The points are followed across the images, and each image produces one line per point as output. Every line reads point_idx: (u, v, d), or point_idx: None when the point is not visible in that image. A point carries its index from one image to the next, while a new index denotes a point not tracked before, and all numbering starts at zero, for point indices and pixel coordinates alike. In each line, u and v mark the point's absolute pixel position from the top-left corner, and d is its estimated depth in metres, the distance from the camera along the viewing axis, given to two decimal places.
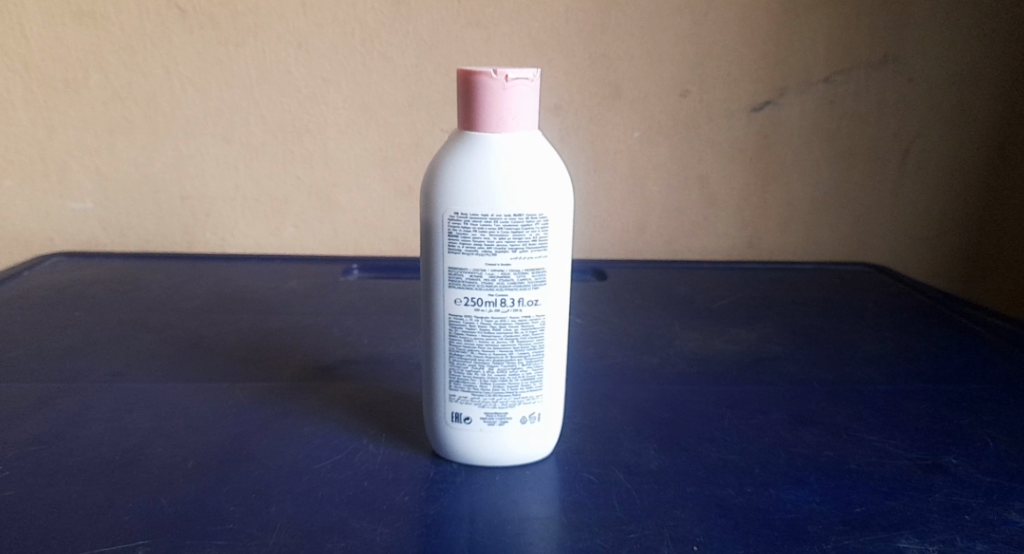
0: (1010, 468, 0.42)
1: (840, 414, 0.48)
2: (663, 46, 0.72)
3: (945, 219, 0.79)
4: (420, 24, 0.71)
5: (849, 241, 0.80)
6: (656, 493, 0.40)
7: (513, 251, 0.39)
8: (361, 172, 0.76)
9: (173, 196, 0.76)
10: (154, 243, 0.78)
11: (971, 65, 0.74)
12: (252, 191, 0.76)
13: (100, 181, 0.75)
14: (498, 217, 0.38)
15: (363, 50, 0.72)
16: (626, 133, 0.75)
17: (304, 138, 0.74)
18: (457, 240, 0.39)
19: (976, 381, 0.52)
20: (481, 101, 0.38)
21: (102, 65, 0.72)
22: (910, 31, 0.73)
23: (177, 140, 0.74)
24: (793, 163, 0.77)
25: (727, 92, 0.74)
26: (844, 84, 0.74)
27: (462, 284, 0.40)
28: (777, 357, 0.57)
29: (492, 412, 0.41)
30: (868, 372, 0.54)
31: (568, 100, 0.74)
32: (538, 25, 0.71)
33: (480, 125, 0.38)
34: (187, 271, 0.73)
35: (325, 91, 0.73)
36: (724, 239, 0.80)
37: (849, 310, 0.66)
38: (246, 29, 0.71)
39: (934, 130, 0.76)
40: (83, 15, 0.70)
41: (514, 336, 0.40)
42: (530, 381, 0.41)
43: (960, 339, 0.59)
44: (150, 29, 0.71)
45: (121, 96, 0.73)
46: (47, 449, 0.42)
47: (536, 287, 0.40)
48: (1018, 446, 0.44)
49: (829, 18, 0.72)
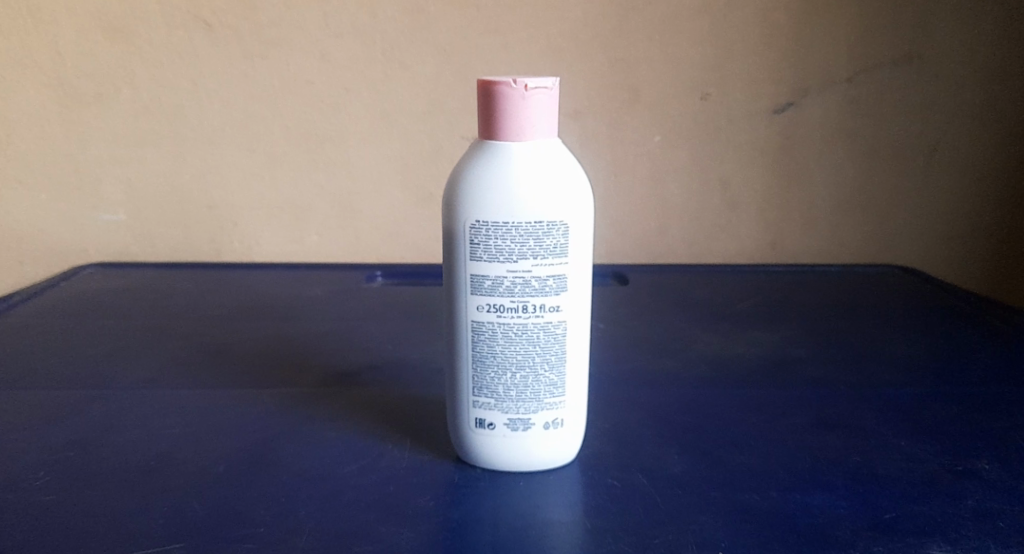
0: None
1: (865, 418, 0.48)
2: (683, 50, 0.72)
3: (970, 219, 0.78)
4: (439, 33, 0.72)
5: (872, 242, 0.80)
6: (681, 498, 0.40)
7: (533, 258, 0.39)
8: (382, 181, 0.77)
9: (200, 206, 0.77)
10: (180, 252, 0.79)
11: (995, 63, 0.73)
12: (276, 200, 0.77)
13: (129, 192, 0.77)
14: (519, 224, 0.39)
15: (384, 59, 0.73)
16: (646, 137, 0.75)
17: (326, 147, 0.75)
18: (478, 248, 0.39)
19: (1004, 384, 0.52)
20: (500, 110, 0.38)
21: (130, 78, 0.73)
22: (932, 30, 0.72)
23: (203, 151, 0.75)
24: (815, 164, 0.76)
25: (747, 95, 0.74)
26: (866, 84, 0.74)
27: (484, 290, 0.40)
28: (800, 361, 0.56)
29: (515, 417, 0.41)
30: (893, 374, 0.54)
31: (587, 105, 0.74)
32: (556, 32, 0.72)
33: (499, 134, 0.39)
34: (213, 279, 0.74)
35: (347, 101, 0.74)
36: (745, 243, 0.79)
37: (873, 313, 0.66)
38: (268, 42, 0.72)
39: (959, 130, 0.75)
40: (111, 30, 0.72)
41: (535, 342, 0.41)
42: (552, 387, 0.41)
43: (989, 340, 0.59)
44: (176, 42, 0.72)
45: (148, 108, 0.74)
46: (81, 455, 0.43)
47: (557, 293, 0.40)
48: None
49: (849, 19, 0.71)
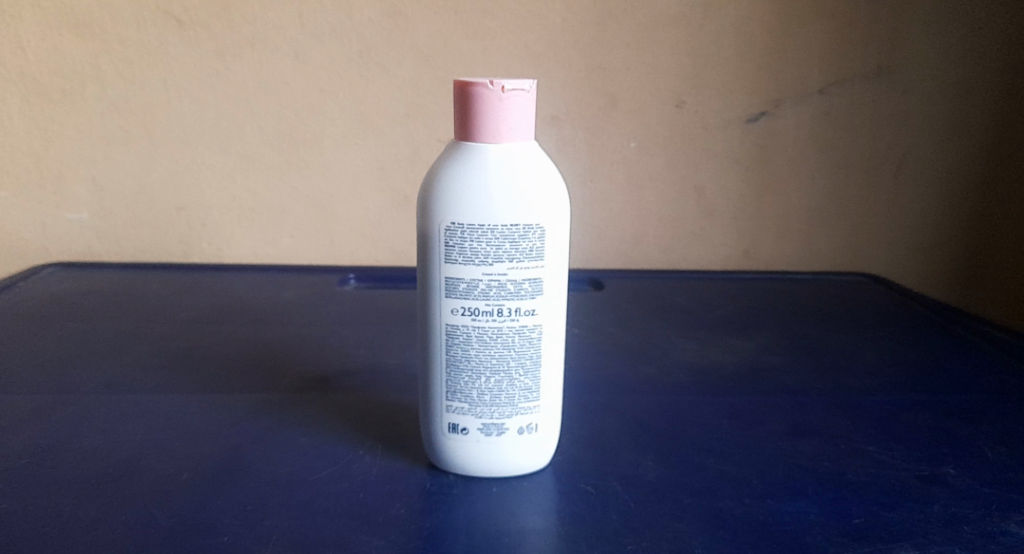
0: (1007, 478, 0.42)
1: (837, 424, 0.48)
2: (659, 58, 0.73)
3: (939, 229, 0.79)
4: (417, 35, 0.71)
5: (845, 251, 0.80)
6: (655, 504, 0.40)
7: (509, 261, 0.39)
8: (357, 183, 0.76)
9: (170, 206, 0.76)
10: (150, 253, 0.78)
11: (964, 76, 0.74)
12: (249, 201, 0.76)
13: (97, 191, 0.75)
14: (495, 227, 0.38)
15: (360, 61, 0.72)
16: (623, 144, 0.75)
17: (301, 148, 0.75)
18: (454, 250, 0.39)
19: (973, 392, 0.52)
20: (477, 111, 0.38)
21: (99, 75, 0.72)
22: (903, 42, 0.73)
23: (174, 150, 0.74)
24: (789, 172, 0.77)
25: (723, 103, 0.74)
26: (839, 95, 0.74)
27: (459, 294, 0.40)
28: (774, 368, 0.57)
29: (489, 422, 0.41)
30: (865, 382, 0.54)
31: (564, 111, 0.74)
32: (534, 37, 0.72)
33: (476, 136, 0.38)
34: (183, 281, 0.73)
35: (322, 102, 0.73)
36: (720, 250, 0.80)
37: (845, 321, 0.67)
38: (242, 41, 0.71)
39: (929, 141, 0.76)
40: (80, 26, 0.70)
41: (510, 346, 0.40)
42: (527, 392, 0.41)
43: (957, 349, 0.60)
44: (148, 40, 0.71)
45: (117, 106, 0.73)
46: (39, 461, 0.42)
47: (532, 297, 0.40)
48: (1014, 456, 0.44)
49: (823, 30, 0.72)
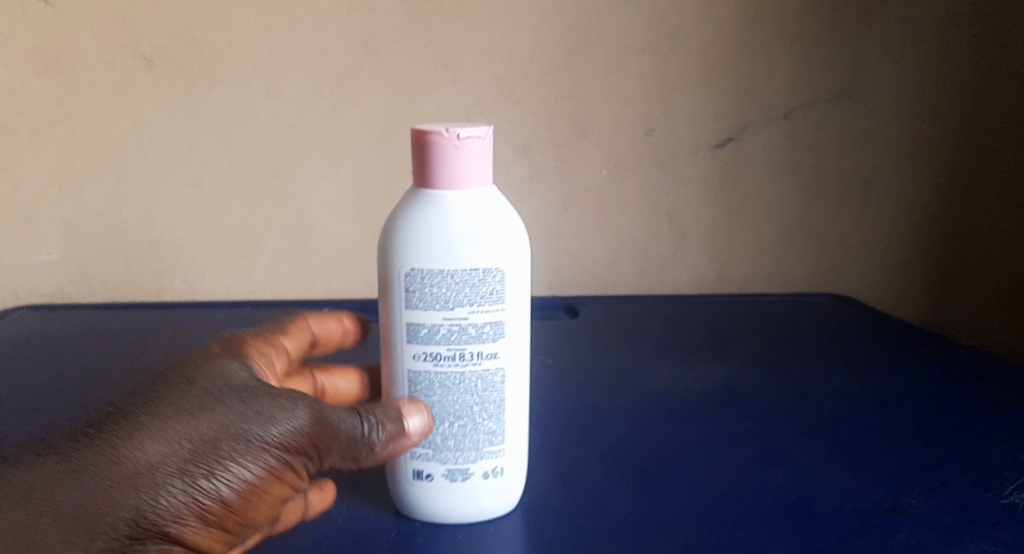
0: (971, 502, 0.43)
1: (807, 449, 0.49)
2: (627, 86, 0.73)
3: (907, 250, 0.80)
4: (387, 68, 0.72)
5: (816, 271, 0.81)
6: (625, 542, 0.40)
7: (469, 305, 0.41)
8: (331, 216, 0.76)
9: (141, 244, 0.76)
10: (122, 292, 0.77)
11: (924, 100, 0.75)
12: (222, 237, 0.76)
13: (66, 231, 0.75)
14: (454, 272, 0.41)
15: (332, 94, 0.72)
16: (594, 172, 0.76)
17: (274, 182, 0.74)
18: (415, 296, 0.41)
19: (940, 415, 0.53)
20: (434, 160, 0.40)
21: (68, 115, 0.71)
22: (864, 67, 0.74)
23: (144, 188, 0.74)
24: (759, 195, 0.78)
25: (691, 129, 0.75)
26: (804, 119, 0.75)
27: (421, 338, 0.42)
28: (744, 393, 0.57)
29: (453, 468, 0.43)
30: (835, 404, 0.55)
31: (535, 140, 0.74)
32: (503, 68, 0.72)
33: (433, 183, 0.41)
34: (155, 320, 0.72)
35: (294, 136, 0.73)
36: (693, 274, 0.81)
37: (815, 342, 0.67)
38: (212, 78, 0.71)
39: (893, 164, 0.77)
40: (47, 66, 0.70)
41: (472, 389, 0.43)
42: (491, 435, 0.43)
43: (924, 370, 0.61)
44: (116, 78, 0.71)
45: (86, 146, 0.72)
46: None
47: (494, 340, 0.42)
48: (978, 478, 0.45)
49: (786, 56, 0.73)
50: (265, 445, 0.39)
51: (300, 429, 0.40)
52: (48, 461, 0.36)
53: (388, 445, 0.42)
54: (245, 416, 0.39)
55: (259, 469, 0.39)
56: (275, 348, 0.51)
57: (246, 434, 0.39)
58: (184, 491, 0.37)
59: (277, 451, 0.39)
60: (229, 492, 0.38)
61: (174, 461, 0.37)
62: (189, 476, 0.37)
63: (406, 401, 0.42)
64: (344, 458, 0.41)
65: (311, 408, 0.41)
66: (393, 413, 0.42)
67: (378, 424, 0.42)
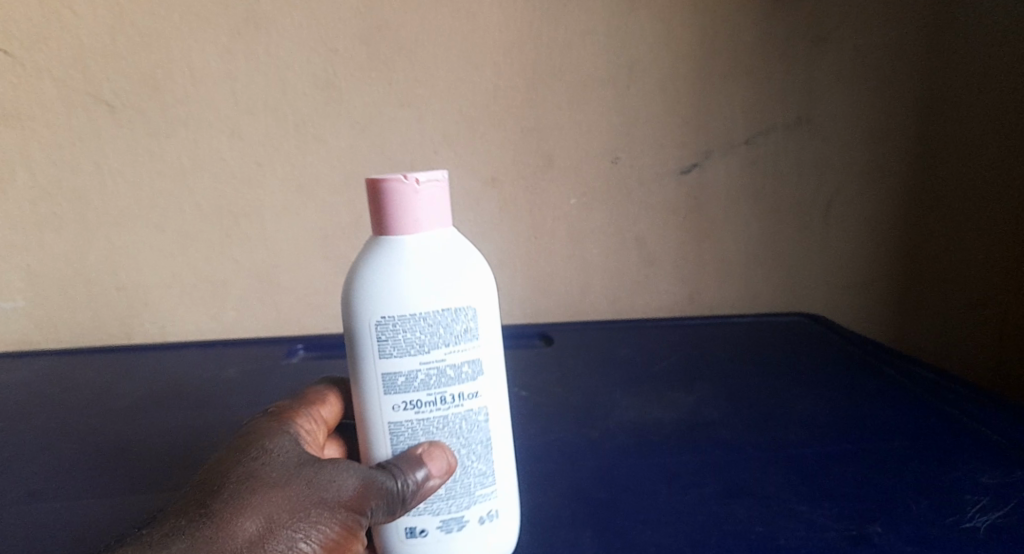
0: (925, 535, 0.45)
1: (770, 482, 0.50)
2: (590, 118, 0.75)
3: (870, 269, 0.82)
4: (352, 106, 0.72)
5: (784, 292, 0.82)
6: None
7: (445, 346, 0.43)
8: (301, 253, 0.76)
9: (108, 287, 0.75)
10: (90, 336, 0.76)
11: (878, 124, 0.77)
12: (191, 278, 0.75)
13: (31, 278, 0.74)
14: (427, 314, 0.42)
15: (297, 133, 0.73)
16: (562, 201, 0.77)
17: (242, 221, 0.74)
18: (389, 346, 0.42)
19: (900, 440, 0.54)
20: (393, 207, 0.42)
21: (30, 163, 0.71)
22: (819, 94, 0.76)
23: (110, 232, 0.74)
24: (724, 220, 0.79)
25: (655, 157, 0.76)
26: (764, 145, 0.77)
27: (399, 386, 0.43)
28: (713, 423, 0.57)
29: (447, 518, 0.44)
30: (799, 432, 0.56)
31: (502, 172, 0.75)
32: (466, 103, 0.73)
33: (394, 231, 0.42)
34: (124, 365, 0.71)
35: (260, 175, 0.73)
36: (664, 298, 0.81)
37: (781, 366, 0.68)
38: (176, 121, 0.71)
39: (852, 186, 0.79)
40: (8, 115, 0.70)
41: (457, 430, 0.44)
42: (483, 477, 0.44)
43: (884, 390, 0.62)
44: (78, 124, 0.71)
45: (49, 193, 0.72)
46: None
47: (474, 378, 0.44)
48: (932, 505, 0.47)
49: (744, 85, 0.75)
50: (332, 510, 0.42)
51: (352, 491, 0.42)
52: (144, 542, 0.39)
53: (417, 496, 0.42)
54: (313, 487, 0.42)
55: (331, 531, 0.42)
56: (312, 421, 0.48)
57: (316, 501, 0.42)
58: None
59: (341, 514, 0.42)
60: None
61: (259, 535, 0.40)
62: (274, 546, 0.40)
63: (428, 446, 0.43)
64: (386, 510, 0.43)
65: (363, 472, 0.43)
66: (416, 462, 0.43)
67: (408, 479, 0.42)
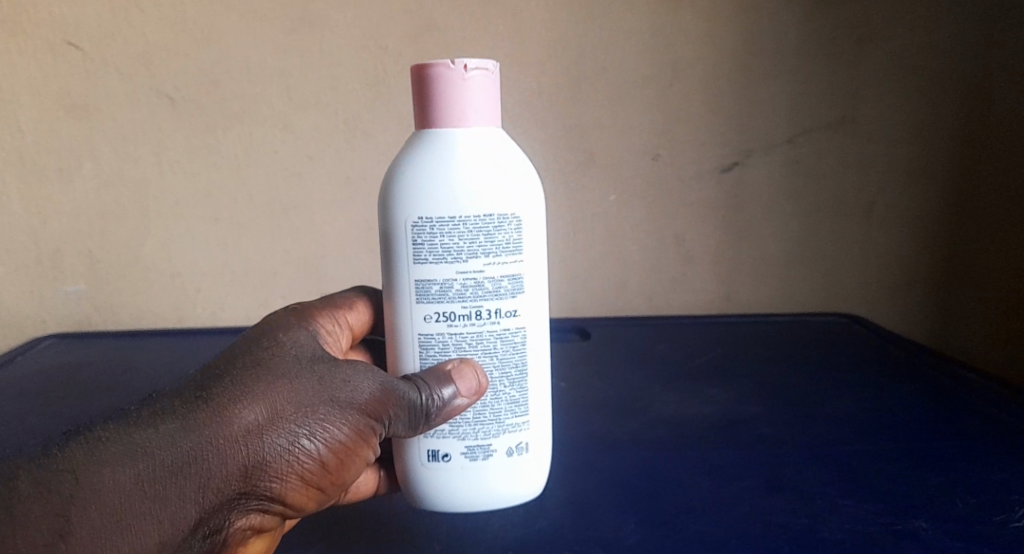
0: (972, 531, 0.45)
1: (811, 477, 0.50)
2: (632, 117, 0.76)
3: (912, 271, 0.82)
4: (400, 102, 0.74)
5: (822, 293, 0.83)
6: None
7: (484, 256, 0.46)
8: (346, 245, 0.78)
9: (164, 274, 0.78)
10: (145, 320, 0.79)
11: (923, 124, 0.78)
12: (241, 267, 0.78)
13: (91, 263, 0.77)
14: (466, 218, 0.45)
15: (347, 128, 0.75)
16: (602, 198, 0.78)
17: (291, 213, 0.77)
18: (425, 249, 0.46)
19: (942, 439, 0.55)
20: (442, 96, 0.46)
21: (95, 154, 0.74)
22: (863, 94, 0.77)
23: (166, 221, 0.76)
24: (763, 219, 0.80)
25: (695, 156, 0.77)
26: (805, 145, 0.78)
27: (435, 291, 0.46)
28: (751, 417, 0.59)
29: (472, 445, 0.47)
30: (841, 430, 0.56)
31: (544, 168, 0.77)
32: (511, 100, 0.75)
33: (441, 125, 0.46)
34: (178, 348, 0.74)
35: (310, 169, 0.76)
36: (700, 295, 0.82)
37: (819, 364, 0.69)
38: (232, 115, 0.74)
39: (895, 186, 0.79)
40: (75, 107, 0.73)
41: (491, 346, 0.47)
42: (513, 406, 0.48)
43: (922, 390, 0.63)
44: (141, 117, 0.74)
45: (111, 182, 0.75)
46: None
47: (512, 295, 0.47)
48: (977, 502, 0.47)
49: (784, 85, 0.76)
50: (347, 410, 0.44)
51: (371, 396, 0.45)
52: (159, 423, 0.41)
53: (441, 412, 0.46)
54: (334, 385, 0.44)
55: (344, 431, 0.44)
56: (336, 323, 0.50)
57: (332, 399, 0.44)
58: (290, 449, 0.43)
59: (358, 414, 0.45)
60: (324, 451, 0.44)
61: (276, 425, 0.42)
62: (289, 438, 0.43)
63: (459, 363, 0.46)
64: (407, 423, 0.46)
65: (382, 378, 0.46)
66: (444, 378, 0.45)
67: (435, 394, 0.45)
